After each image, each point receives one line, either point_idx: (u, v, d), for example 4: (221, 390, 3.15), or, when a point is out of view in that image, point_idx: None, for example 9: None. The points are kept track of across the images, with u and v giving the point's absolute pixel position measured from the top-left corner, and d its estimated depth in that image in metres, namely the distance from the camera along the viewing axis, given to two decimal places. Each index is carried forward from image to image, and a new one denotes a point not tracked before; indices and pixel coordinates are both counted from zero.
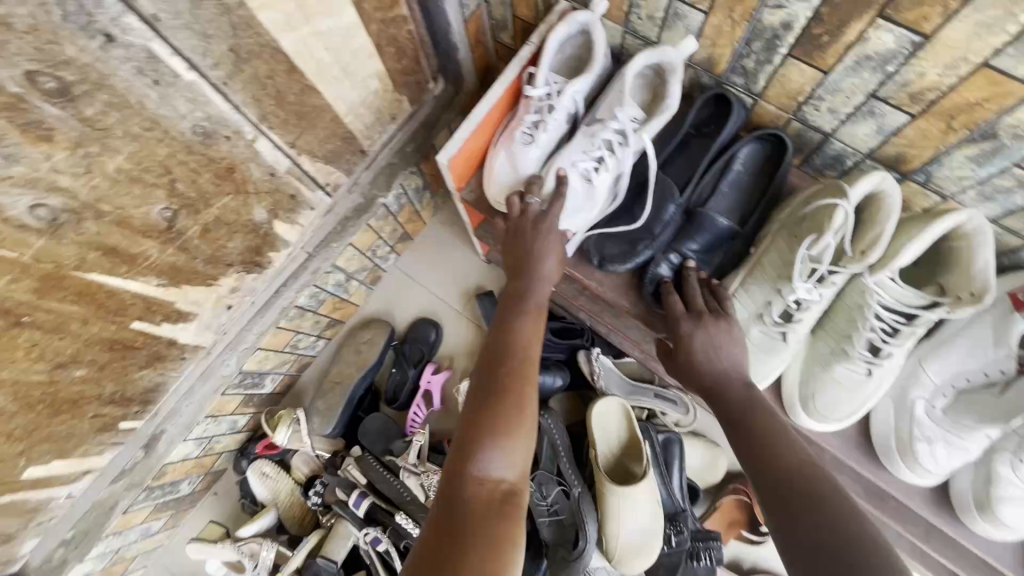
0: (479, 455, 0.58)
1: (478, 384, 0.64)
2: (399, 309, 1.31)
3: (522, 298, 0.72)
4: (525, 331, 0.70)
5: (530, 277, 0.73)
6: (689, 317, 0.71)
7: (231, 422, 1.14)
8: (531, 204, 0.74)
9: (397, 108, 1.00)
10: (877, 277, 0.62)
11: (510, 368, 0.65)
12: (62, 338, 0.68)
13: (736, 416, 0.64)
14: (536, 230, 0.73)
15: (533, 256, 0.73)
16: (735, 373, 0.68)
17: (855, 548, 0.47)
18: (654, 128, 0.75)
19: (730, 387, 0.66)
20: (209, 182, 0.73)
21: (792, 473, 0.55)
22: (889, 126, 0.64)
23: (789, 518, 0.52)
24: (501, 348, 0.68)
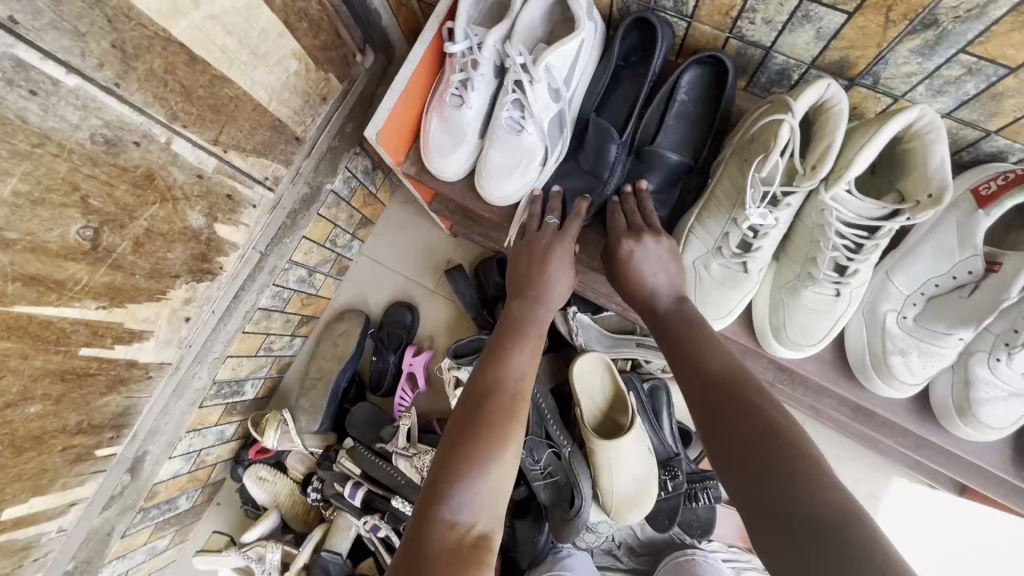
0: (458, 486, 0.53)
1: (459, 414, 0.60)
2: (372, 296, 1.29)
3: (524, 323, 0.68)
4: (519, 353, 0.65)
5: (536, 290, 0.70)
6: (629, 233, 0.68)
7: (218, 433, 1.13)
8: (548, 223, 0.74)
9: (327, 88, 0.95)
10: (832, 192, 0.59)
11: (497, 399, 0.60)
12: (3, 376, 0.66)
13: (669, 327, 0.61)
14: (548, 250, 0.72)
15: (543, 271, 0.71)
16: (665, 291, 0.64)
17: (784, 454, 0.45)
18: (562, 54, 0.67)
19: (657, 304, 0.64)
20: (127, 193, 0.69)
21: (713, 381, 0.53)
22: (827, 30, 0.60)
23: (709, 425, 0.51)
24: (493, 378, 0.62)
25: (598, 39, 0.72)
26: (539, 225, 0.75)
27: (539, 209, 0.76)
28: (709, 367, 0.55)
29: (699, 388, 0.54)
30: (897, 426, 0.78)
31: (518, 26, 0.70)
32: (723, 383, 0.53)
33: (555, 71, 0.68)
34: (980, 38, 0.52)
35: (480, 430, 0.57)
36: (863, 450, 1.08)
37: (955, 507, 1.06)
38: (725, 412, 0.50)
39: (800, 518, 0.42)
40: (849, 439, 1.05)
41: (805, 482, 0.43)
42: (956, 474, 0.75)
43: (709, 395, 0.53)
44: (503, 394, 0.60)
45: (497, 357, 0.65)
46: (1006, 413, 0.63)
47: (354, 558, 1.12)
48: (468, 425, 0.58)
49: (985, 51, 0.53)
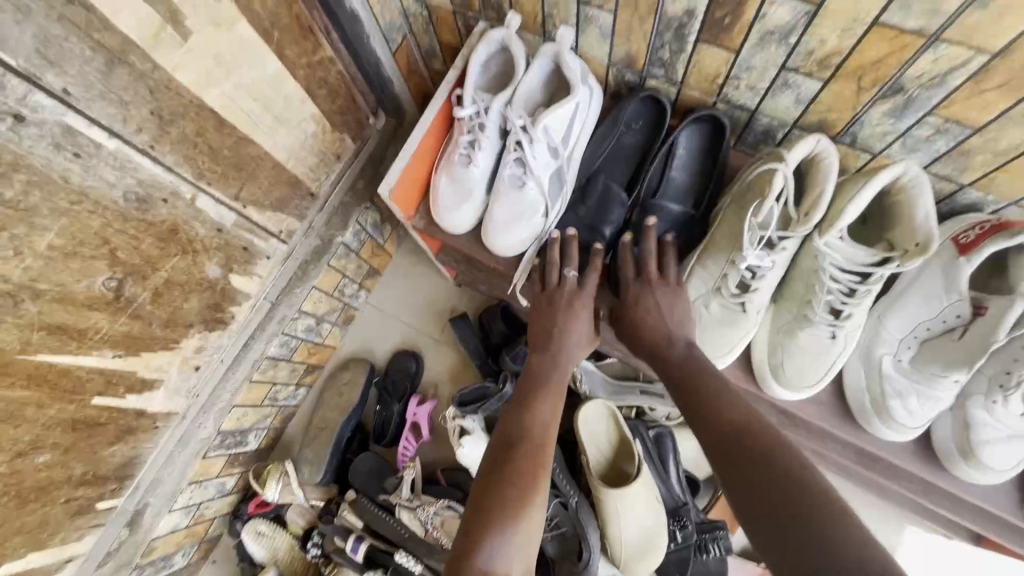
0: (489, 537, 0.54)
1: (489, 460, 0.61)
2: (377, 345, 1.30)
3: (548, 374, 0.70)
4: (545, 402, 0.67)
5: (560, 341, 0.72)
6: (638, 283, 0.71)
7: (218, 485, 1.12)
8: (568, 277, 0.75)
9: (341, 147, 1.01)
10: (827, 238, 0.62)
11: (526, 447, 0.62)
12: (17, 426, 0.67)
13: (686, 380, 0.62)
14: (570, 305, 0.74)
15: (563, 323, 0.73)
16: (681, 332, 0.67)
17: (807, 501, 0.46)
18: (559, 116, 0.72)
19: (671, 351, 0.66)
20: (151, 246, 0.73)
21: (731, 432, 0.54)
22: (805, 95, 0.65)
23: (734, 486, 0.51)
24: (520, 426, 0.64)
25: (593, 100, 0.77)
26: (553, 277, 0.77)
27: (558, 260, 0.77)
28: (728, 421, 0.55)
29: (721, 446, 0.54)
30: (907, 471, 0.77)
31: (520, 92, 0.76)
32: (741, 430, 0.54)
33: (553, 132, 0.73)
34: (944, 102, 0.57)
35: (506, 478, 0.59)
36: (874, 497, 1.06)
37: (971, 556, 1.03)
38: (753, 470, 0.50)
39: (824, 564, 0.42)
40: (858, 485, 1.04)
41: (841, 548, 0.42)
42: (968, 521, 0.74)
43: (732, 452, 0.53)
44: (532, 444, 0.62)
45: (522, 409, 0.66)
46: (1008, 455, 0.63)
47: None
48: (498, 474, 0.59)
49: (951, 114, 0.58)
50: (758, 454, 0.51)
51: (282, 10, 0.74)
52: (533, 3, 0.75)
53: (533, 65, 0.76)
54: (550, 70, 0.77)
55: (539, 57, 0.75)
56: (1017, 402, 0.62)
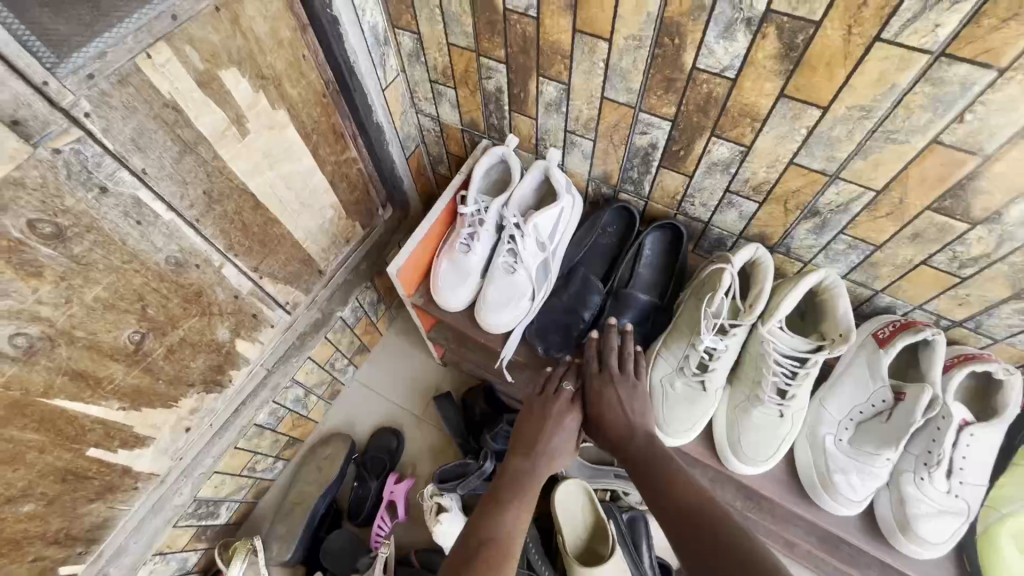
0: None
1: (458, 558, 0.62)
2: (360, 421, 1.33)
3: (524, 481, 0.73)
4: (513, 506, 0.69)
5: (541, 446, 0.77)
6: (600, 374, 0.79)
7: (180, 561, 1.07)
8: (565, 389, 0.81)
9: (351, 233, 1.13)
10: (769, 326, 0.74)
11: (486, 551, 0.62)
12: (16, 469, 0.69)
13: (648, 470, 0.69)
14: (559, 415, 0.79)
15: (545, 431, 0.78)
16: (642, 428, 0.74)
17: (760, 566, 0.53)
18: (546, 217, 0.86)
19: (631, 445, 0.73)
20: (177, 306, 0.80)
21: (686, 511, 0.62)
22: (746, 212, 0.81)
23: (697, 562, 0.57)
24: (490, 529, 0.65)
25: (576, 206, 0.92)
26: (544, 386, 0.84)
27: (561, 372, 0.84)
28: (683, 505, 0.62)
29: (684, 534, 0.60)
30: (866, 557, 0.82)
31: (515, 196, 0.91)
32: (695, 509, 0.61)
33: (541, 230, 0.86)
34: (851, 224, 0.73)
35: None
36: None
37: None
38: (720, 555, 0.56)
39: None
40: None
41: None
42: None
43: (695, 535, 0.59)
44: (494, 547, 0.62)
45: (488, 514, 0.68)
46: (939, 529, 0.71)
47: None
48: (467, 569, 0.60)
49: (858, 233, 0.73)
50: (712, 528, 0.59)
51: (322, 119, 0.90)
52: (529, 128, 0.92)
53: (527, 175, 0.92)
54: (541, 180, 0.93)
55: (532, 170, 0.91)
56: (940, 477, 0.71)
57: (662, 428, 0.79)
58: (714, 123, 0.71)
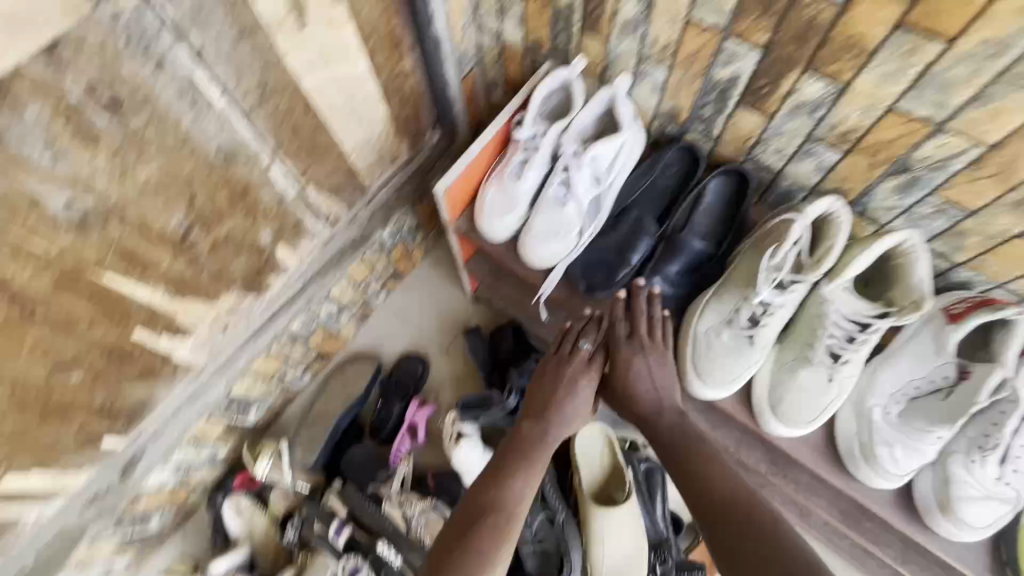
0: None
1: (461, 518, 0.73)
2: (387, 344, 1.35)
3: (533, 449, 0.79)
4: (520, 476, 0.76)
5: (554, 411, 0.80)
6: (629, 343, 0.79)
7: (211, 452, 1.12)
8: (583, 351, 0.82)
9: (397, 152, 1.10)
10: (833, 286, 0.70)
11: (496, 517, 0.72)
12: (66, 338, 0.71)
13: (672, 446, 0.74)
14: (574, 377, 0.81)
15: (558, 396, 0.81)
16: (668, 399, 0.77)
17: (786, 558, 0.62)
18: (606, 149, 0.82)
19: (659, 421, 0.76)
20: (223, 200, 0.80)
21: (714, 498, 0.68)
22: (826, 164, 0.75)
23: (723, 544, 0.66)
24: (494, 495, 0.74)
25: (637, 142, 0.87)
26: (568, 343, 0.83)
27: (577, 330, 0.83)
28: (711, 491, 0.69)
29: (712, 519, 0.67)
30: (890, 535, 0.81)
31: (574, 125, 0.86)
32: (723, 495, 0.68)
33: (598, 161, 0.82)
34: (944, 185, 0.66)
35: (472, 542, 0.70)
36: (851, 569, 1.08)
37: None
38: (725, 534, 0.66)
39: None
40: (837, 552, 1.06)
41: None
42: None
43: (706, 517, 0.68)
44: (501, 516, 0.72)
45: (500, 482, 0.76)
46: (982, 514, 0.68)
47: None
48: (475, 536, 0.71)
49: (951, 196, 0.67)
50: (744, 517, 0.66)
51: (382, 22, 0.85)
52: (598, 53, 0.86)
53: (589, 104, 0.87)
54: (603, 111, 0.88)
55: (594, 98, 0.86)
56: (993, 463, 0.67)
57: (700, 379, 0.77)
58: (811, 55, 0.65)
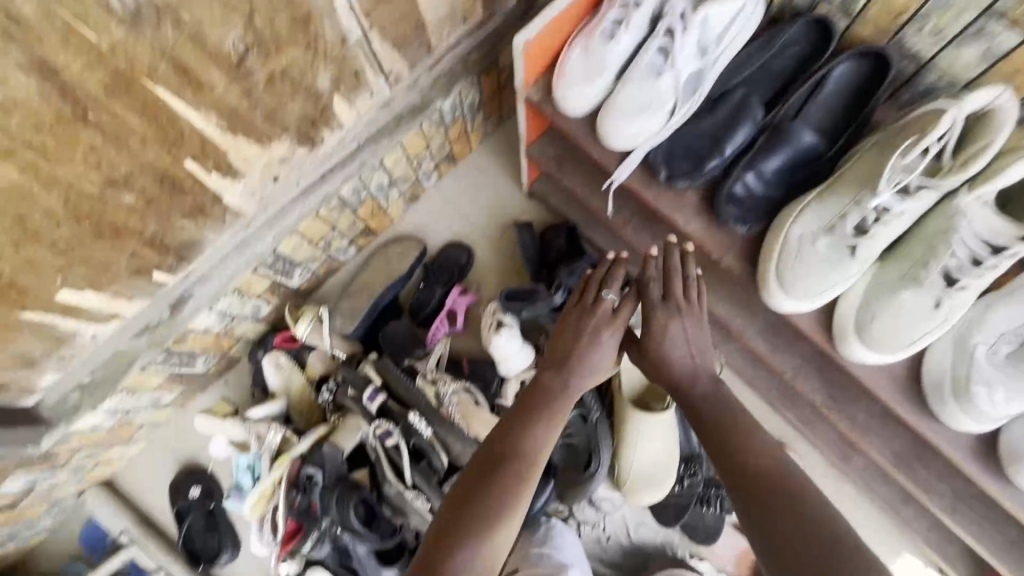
0: (470, 543, 0.61)
1: (478, 471, 0.67)
2: (434, 229, 1.30)
3: (554, 400, 0.73)
4: (542, 429, 0.71)
5: (576, 363, 0.75)
6: (664, 304, 0.74)
7: (255, 307, 1.13)
8: (606, 300, 0.76)
9: (471, 9, 0.98)
10: (972, 198, 0.60)
11: (517, 466, 0.66)
12: (118, 151, 0.68)
13: (708, 417, 0.70)
14: (596, 330, 0.75)
15: (581, 347, 0.75)
16: (705, 369, 0.73)
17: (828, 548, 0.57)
18: (720, 10, 0.71)
19: (694, 387, 0.72)
20: (283, 25, 0.72)
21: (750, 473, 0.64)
22: (997, 50, 0.63)
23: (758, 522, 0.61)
24: (515, 446, 0.68)
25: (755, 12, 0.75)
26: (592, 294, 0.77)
27: (600, 277, 0.78)
28: (747, 467, 0.65)
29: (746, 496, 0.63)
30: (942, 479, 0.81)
31: None
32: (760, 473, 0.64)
33: (708, 26, 0.72)
34: None
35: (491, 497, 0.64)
36: (880, 513, 1.05)
37: None
38: (764, 513, 0.61)
39: None
40: (872, 498, 1.02)
41: None
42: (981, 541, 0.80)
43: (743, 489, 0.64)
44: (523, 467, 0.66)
45: (521, 428, 0.70)
46: None
47: (328, 482, 0.95)
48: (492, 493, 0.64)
49: None
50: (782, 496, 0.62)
51: None
52: None
53: None
54: None
55: None
56: None
57: (782, 288, 0.70)
58: None
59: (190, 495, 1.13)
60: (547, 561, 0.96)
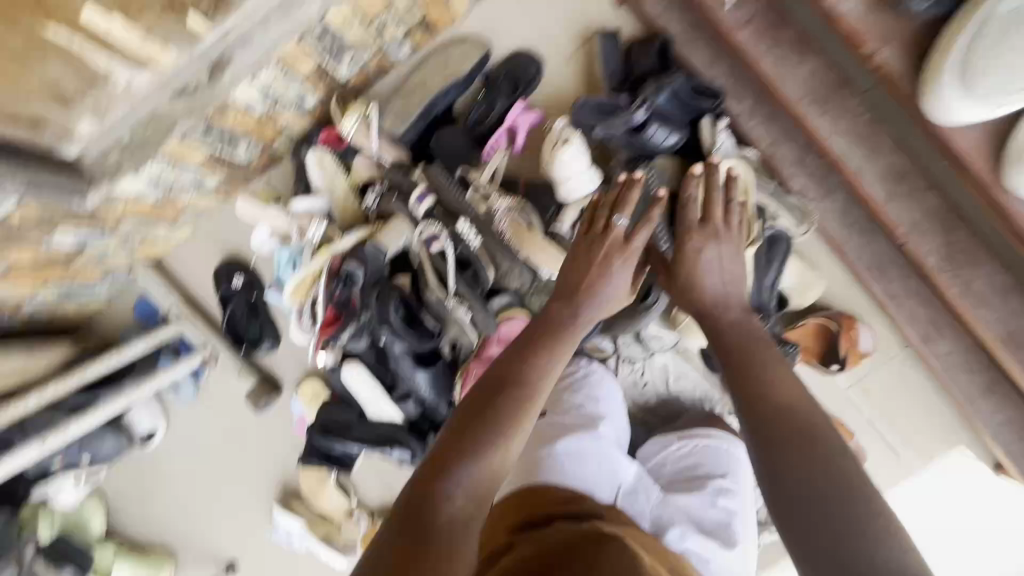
0: (471, 456, 0.60)
1: (477, 395, 0.67)
2: (501, 34, 1.12)
3: (563, 333, 0.75)
4: (549, 356, 0.72)
5: (591, 294, 0.78)
6: (700, 227, 0.81)
7: (299, 95, 1.03)
8: (618, 226, 0.78)
9: None
10: None
11: (513, 391, 0.66)
12: None
13: (737, 350, 0.73)
14: (608, 258, 0.78)
15: (598, 276, 0.78)
16: (735, 299, 0.79)
17: (830, 479, 0.56)
18: None
19: (723, 317, 0.77)
20: None
21: (768, 399, 0.66)
22: None
23: (768, 443, 0.62)
24: (515, 373, 0.69)
25: None
26: (604, 227, 0.79)
27: (612, 204, 0.80)
28: (767, 395, 0.66)
29: (761, 416, 0.64)
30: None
31: None
32: (780, 401, 0.65)
33: None
34: None
35: (484, 419, 0.63)
36: (946, 402, 0.98)
37: (998, 487, 1.00)
38: (776, 449, 0.61)
39: (851, 538, 0.51)
40: (942, 385, 0.94)
41: (861, 528, 0.52)
42: None
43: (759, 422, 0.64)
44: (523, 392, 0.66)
45: (522, 357, 0.71)
46: None
47: (368, 280, 0.92)
48: (485, 416, 0.63)
49: None
50: (798, 420, 0.63)
51: None
52: None
53: None
54: None
55: None
56: None
57: (965, 85, 0.66)
58: None
59: (232, 283, 1.13)
60: (578, 411, 0.93)
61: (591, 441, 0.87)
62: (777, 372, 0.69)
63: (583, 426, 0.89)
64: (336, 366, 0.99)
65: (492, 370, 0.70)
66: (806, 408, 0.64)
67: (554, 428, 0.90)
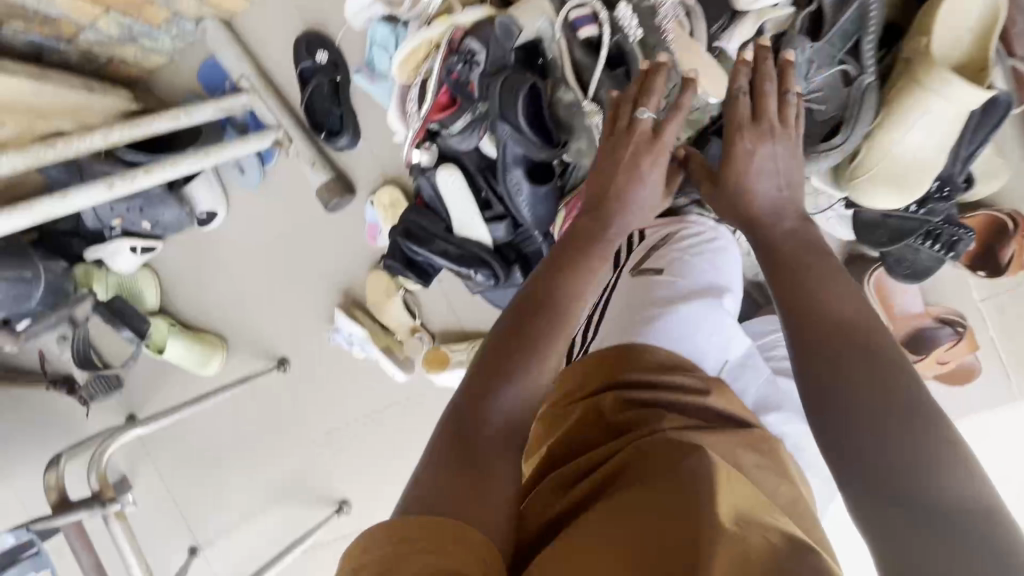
0: (507, 385, 0.48)
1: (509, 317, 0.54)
2: None
3: (596, 242, 0.59)
4: (586, 272, 0.57)
5: (619, 200, 0.61)
6: (751, 124, 0.59)
7: None
8: (644, 118, 0.61)
9: None
10: None
11: (554, 315, 0.53)
12: None
13: (795, 260, 0.53)
14: (636, 158, 0.61)
15: (626, 176, 0.61)
16: (790, 203, 0.58)
17: (917, 428, 0.40)
18: None
19: (781, 226, 0.56)
20: None
21: (833, 321, 0.47)
22: None
23: (820, 381, 0.44)
24: (549, 289, 0.55)
25: None
26: (628, 123, 0.62)
27: (635, 96, 0.63)
28: (833, 317, 0.47)
29: (820, 345, 0.46)
30: None
31: None
32: (847, 325, 0.46)
33: None
34: None
35: (523, 340, 0.51)
36: None
37: None
38: (836, 389, 0.43)
39: (932, 506, 0.37)
40: None
41: (953, 501, 0.37)
42: None
43: (811, 382, 0.45)
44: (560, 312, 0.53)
45: (561, 271, 0.57)
46: None
47: (491, 65, 0.78)
48: (525, 346, 0.50)
49: None
50: (867, 350, 0.44)
51: None
52: None
53: None
54: None
55: None
56: None
57: None
58: None
59: (315, 59, 0.98)
60: (701, 275, 0.73)
61: (717, 313, 0.70)
62: (848, 290, 0.49)
63: (708, 295, 0.71)
64: (430, 168, 0.88)
65: (524, 287, 0.57)
66: (876, 331, 0.46)
67: (661, 291, 0.72)
